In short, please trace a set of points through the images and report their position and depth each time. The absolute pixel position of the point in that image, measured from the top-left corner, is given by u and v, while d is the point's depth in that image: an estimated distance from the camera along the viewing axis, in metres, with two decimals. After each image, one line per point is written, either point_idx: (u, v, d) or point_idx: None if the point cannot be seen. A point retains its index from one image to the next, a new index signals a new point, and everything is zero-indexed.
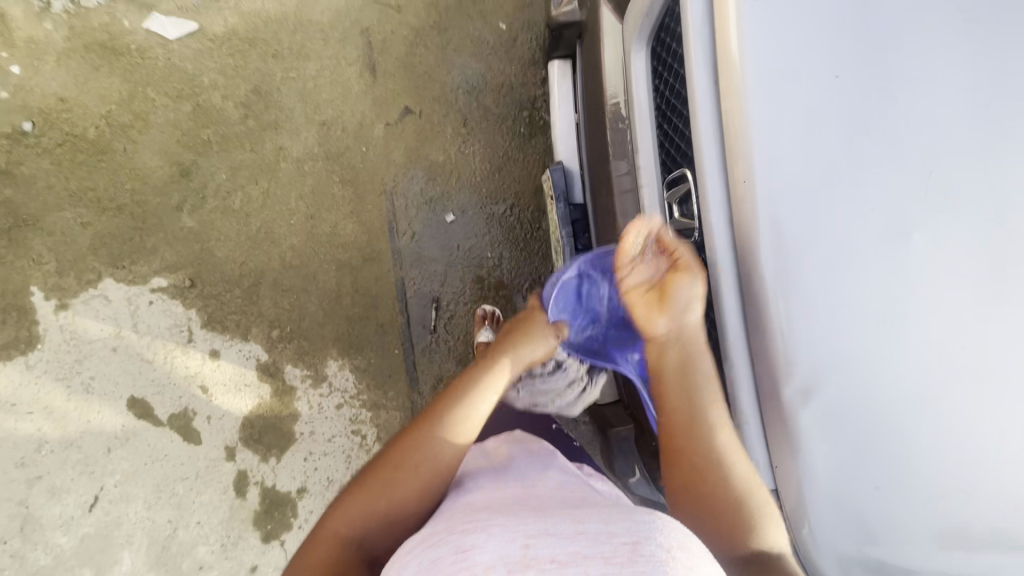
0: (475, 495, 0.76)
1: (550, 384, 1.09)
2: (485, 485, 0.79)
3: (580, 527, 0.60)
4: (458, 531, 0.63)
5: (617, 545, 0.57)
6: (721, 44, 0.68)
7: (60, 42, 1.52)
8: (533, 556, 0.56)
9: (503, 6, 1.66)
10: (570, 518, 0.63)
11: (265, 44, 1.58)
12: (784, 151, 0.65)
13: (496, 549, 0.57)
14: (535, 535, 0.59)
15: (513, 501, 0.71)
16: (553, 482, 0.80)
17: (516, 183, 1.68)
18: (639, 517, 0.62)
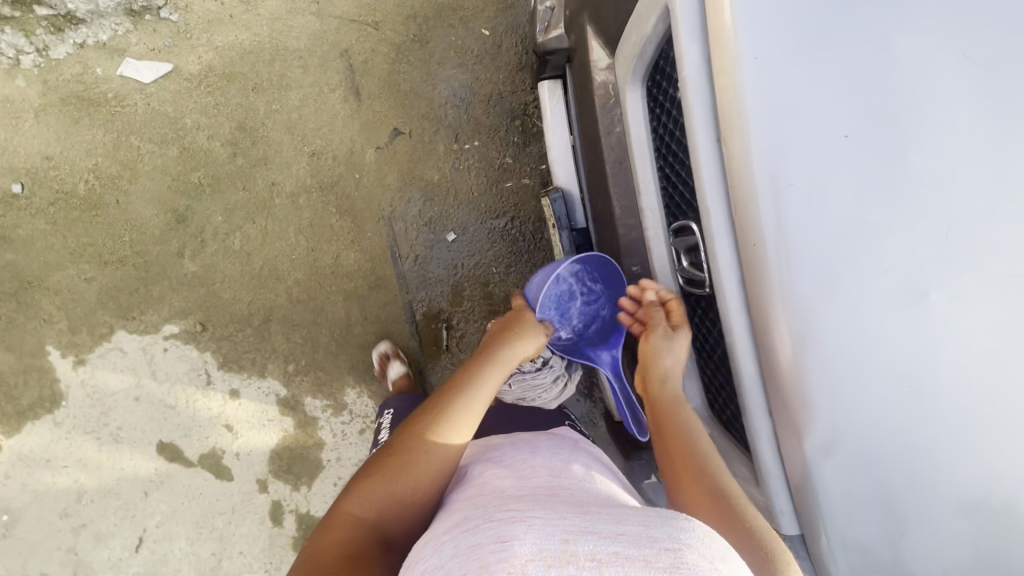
0: (504, 481, 0.77)
1: (538, 380, 1.17)
2: (512, 472, 0.80)
3: (622, 528, 0.60)
4: (492, 518, 0.63)
5: (659, 550, 0.57)
6: (722, 102, 0.65)
7: (36, 98, 1.48)
8: (573, 553, 0.56)
9: (484, 10, 1.58)
10: (607, 518, 0.63)
11: (244, 78, 1.53)
12: (796, 213, 0.63)
13: (535, 542, 0.57)
14: (574, 532, 0.59)
15: (543, 494, 0.71)
16: (580, 480, 0.81)
17: (515, 194, 1.62)
18: (676, 522, 0.62)
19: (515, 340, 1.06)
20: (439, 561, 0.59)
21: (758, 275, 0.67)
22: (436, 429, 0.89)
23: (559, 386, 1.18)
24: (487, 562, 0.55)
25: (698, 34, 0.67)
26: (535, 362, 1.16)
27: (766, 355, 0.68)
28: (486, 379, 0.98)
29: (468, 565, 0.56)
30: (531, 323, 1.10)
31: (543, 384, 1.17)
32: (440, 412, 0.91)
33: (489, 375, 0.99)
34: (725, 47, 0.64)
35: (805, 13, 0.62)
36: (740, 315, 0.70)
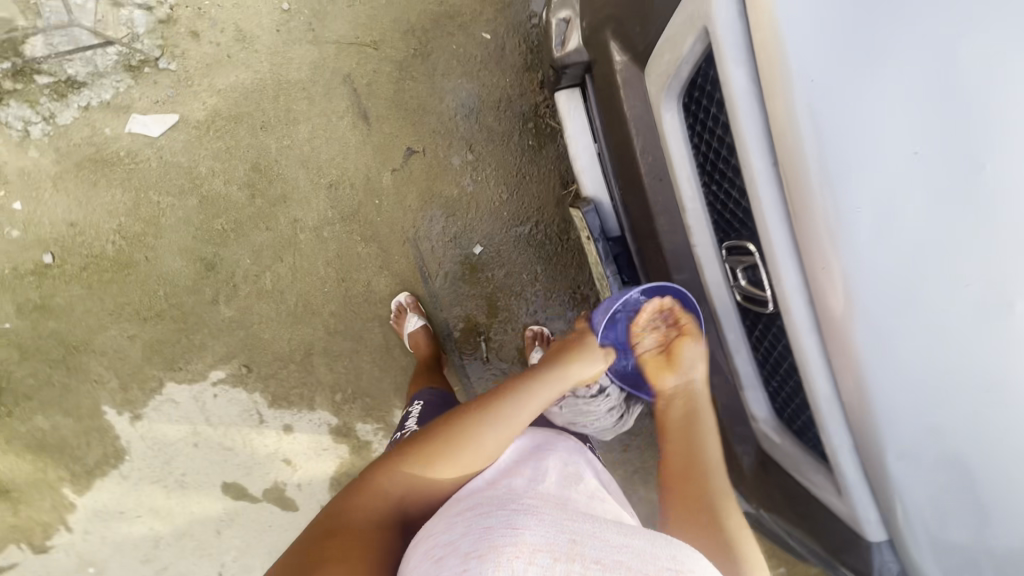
0: (521, 476, 0.82)
1: (591, 407, 1.11)
2: (529, 464, 0.87)
3: (629, 540, 0.67)
4: (506, 508, 0.71)
5: (658, 565, 0.64)
6: (779, 126, 0.63)
7: (51, 167, 1.48)
8: (580, 551, 0.64)
9: (481, 13, 1.53)
10: (616, 529, 0.70)
11: (252, 118, 1.51)
12: (869, 235, 0.62)
13: (543, 535, 0.65)
14: (581, 534, 0.67)
15: (555, 493, 0.78)
16: (591, 486, 0.88)
17: (537, 199, 1.60)
18: (676, 546, 0.69)
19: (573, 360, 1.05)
20: (449, 538, 0.68)
21: (829, 298, 0.65)
22: (476, 428, 0.91)
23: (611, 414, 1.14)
24: (497, 544, 0.63)
25: (743, 56, 0.64)
26: (591, 389, 1.11)
27: (842, 374, 0.68)
28: (535, 390, 0.99)
29: (477, 544, 0.64)
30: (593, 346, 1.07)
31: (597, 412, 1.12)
32: (483, 411, 0.93)
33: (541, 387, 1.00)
34: (778, 69, 0.61)
35: (860, 28, 0.60)
36: (811, 337, 0.69)
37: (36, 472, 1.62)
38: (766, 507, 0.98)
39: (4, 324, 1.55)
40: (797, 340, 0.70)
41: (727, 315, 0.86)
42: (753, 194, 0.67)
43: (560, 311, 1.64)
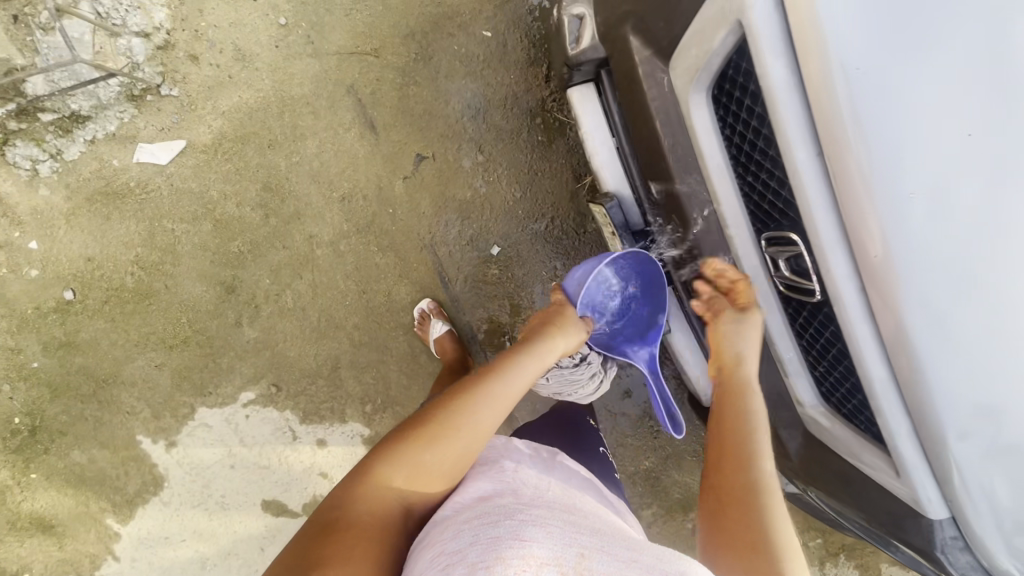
0: (522, 485, 0.80)
1: (575, 376, 1.28)
2: (528, 473, 0.85)
3: (636, 556, 0.68)
4: (514, 517, 0.69)
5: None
6: (825, 116, 0.62)
7: (63, 203, 1.47)
8: (587, 567, 0.64)
9: (481, 11, 1.51)
10: (622, 545, 0.70)
11: (259, 137, 1.50)
12: (923, 220, 0.62)
13: (550, 548, 0.64)
14: (588, 550, 0.66)
15: (557, 504, 0.77)
16: (589, 501, 0.86)
17: (550, 195, 1.59)
18: (681, 564, 0.69)
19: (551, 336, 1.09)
20: (456, 545, 0.65)
21: (884, 285, 0.65)
22: (470, 405, 0.89)
23: (592, 380, 1.30)
24: (504, 555, 0.61)
25: (782, 48, 0.63)
26: (574, 358, 1.28)
27: (898, 359, 0.68)
28: (520, 364, 1.00)
29: (485, 554, 0.62)
30: (571, 321, 1.15)
31: (580, 381, 1.29)
32: (479, 388, 0.92)
33: (523, 362, 1.01)
34: (822, 57, 0.60)
35: (906, 13, 0.60)
36: (863, 324, 0.69)
37: (78, 506, 1.64)
38: (814, 489, 0.99)
39: (33, 364, 1.55)
40: (849, 328, 0.70)
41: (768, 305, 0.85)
42: (798, 186, 0.66)
43: None
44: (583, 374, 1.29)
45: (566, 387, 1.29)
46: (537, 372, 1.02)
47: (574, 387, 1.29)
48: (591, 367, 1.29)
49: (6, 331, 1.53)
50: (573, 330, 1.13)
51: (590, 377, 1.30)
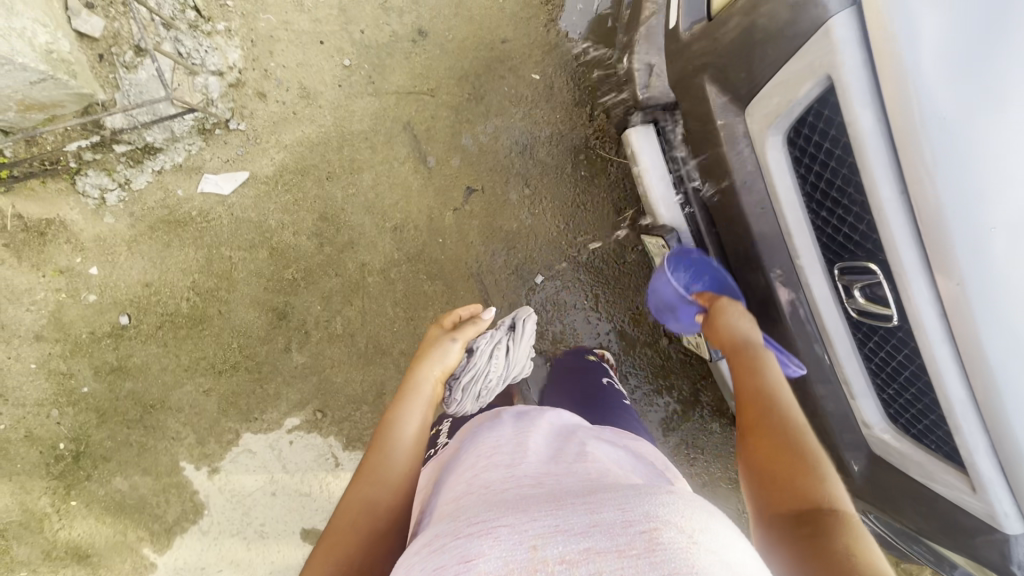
0: (492, 472, 0.67)
1: (472, 370, 1.12)
2: (497, 458, 0.70)
3: (590, 516, 0.52)
4: (458, 533, 0.53)
5: (631, 536, 0.48)
6: (907, 157, 0.69)
7: (126, 230, 1.52)
8: (542, 558, 0.48)
9: (530, 56, 1.62)
10: (581, 508, 0.54)
11: (317, 169, 1.57)
12: (1004, 253, 0.68)
13: (501, 554, 0.49)
14: (544, 536, 0.50)
15: (526, 484, 0.63)
16: (565, 463, 0.68)
17: (593, 227, 1.66)
18: (649, 498, 0.54)
19: (425, 359, 1.02)
20: None
21: (963, 309, 0.70)
22: (363, 487, 0.82)
23: (493, 362, 1.12)
24: None
25: (869, 99, 0.70)
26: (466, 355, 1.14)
27: (976, 380, 0.73)
28: (401, 414, 0.92)
29: None
30: (433, 340, 1.06)
31: (480, 372, 1.12)
32: (369, 459, 0.86)
33: (407, 404, 0.94)
34: (905, 106, 0.68)
35: (988, 68, 0.66)
36: (943, 346, 0.74)
37: (116, 535, 1.61)
38: (880, 509, 1.01)
39: (82, 389, 1.56)
40: (926, 345, 0.75)
41: (839, 332, 0.90)
42: (882, 223, 0.73)
43: (624, 330, 1.70)
44: (480, 359, 1.12)
45: (473, 388, 1.11)
46: (423, 410, 0.94)
47: (484, 376, 1.12)
48: (486, 349, 1.13)
49: (59, 355, 1.54)
50: (440, 347, 1.04)
51: (489, 362, 1.13)
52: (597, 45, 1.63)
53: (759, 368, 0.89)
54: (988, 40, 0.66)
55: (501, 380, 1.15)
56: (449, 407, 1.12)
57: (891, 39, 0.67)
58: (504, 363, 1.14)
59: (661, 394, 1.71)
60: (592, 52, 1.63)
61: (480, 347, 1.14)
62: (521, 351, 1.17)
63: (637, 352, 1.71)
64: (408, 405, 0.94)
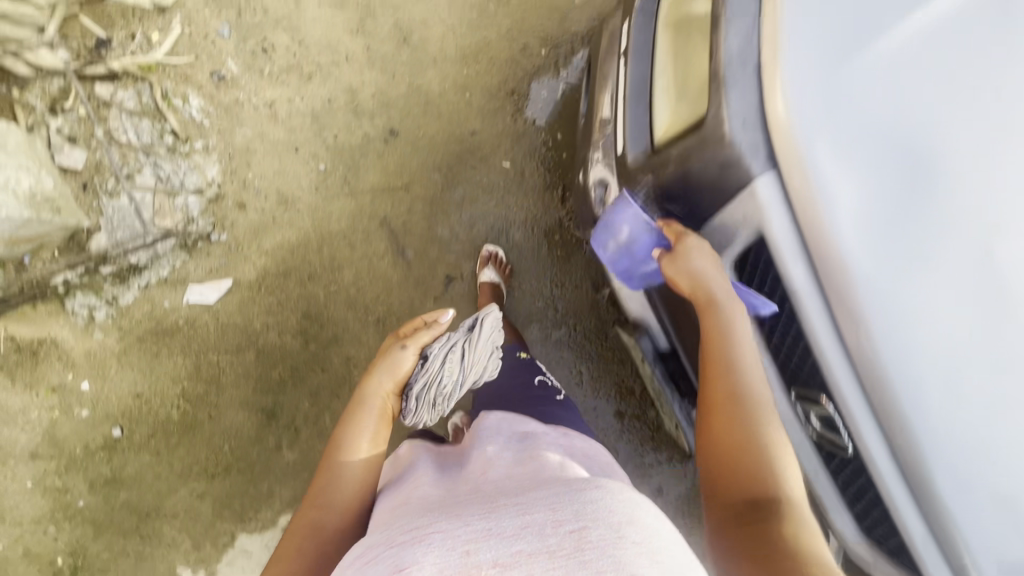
0: (434, 493, 0.76)
1: (426, 378, 1.01)
2: (440, 484, 0.78)
3: (525, 518, 0.59)
4: (394, 543, 0.60)
5: (561, 537, 0.55)
6: (840, 309, 0.71)
7: (115, 344, 1.55)
8: (475, 562, 0.55)
9: (500, 145, 1.67)
10: (515, 511, 0.60)
11: (300, 270, 1.61)
12: (944, 406, 0.70)
13: (434, 562, 0.55)
14: (477, 540, 0.57)
15: (462, 496, 0.71)
16: (504, 472, 0.76)
17: (572, 304, 1.69)
18: (581, 497, 0.60)
19: (376, 370, 0.99)
20: None
21: (910, 453, 0.72)
22: (314, 505, 0.83)
23: (448, 368, 1.03)
24: None
25: (800, 257, 0.73)
26: (421, 363, 1.03)
27: (935, 521, 0.73)
28: (351, 428, 0.91)
29: None
30: (387, 347, 1.02)
31: (435, 379, 1.02)
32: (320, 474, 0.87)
33: (359, 418, 0.93)
34: (833, 264, 0.70)
35: (907, 226, 0.69)
36: (898, 485, 0.74)
37: None
38: None
39: (78, 502, 1.58)
40: (883, 483, 0.76)
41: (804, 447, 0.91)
42: (828, 369, 0.75)
43: (610, 402, 1.71)
44: (434, 366, 1.02)
45: (428, 398, 1.01)
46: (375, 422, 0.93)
47: (439, 382, 1.02)
48: (441, 354, 1.04)
49: (54, 471, 1.56)
50: (392, 355, 1.00)
51: (443, 367, 1.03)
52: (564, 131, 1.69)
53: (726, 325, 0.80)
54: (913, 204, 0.69)
55: (461, 383, 1.07)
56: (406, 419, 1.03)
57: (814, 203, 0.70)
58: (460, 367, 1.06)
59: (653, 465, 1.71)
60: (560, 138, 1.68)
61: (434, 351, 1.04)
62: (479, 352, 1.09)
63: (626, 424, 1.71)
64: (361, 421, 0.92)
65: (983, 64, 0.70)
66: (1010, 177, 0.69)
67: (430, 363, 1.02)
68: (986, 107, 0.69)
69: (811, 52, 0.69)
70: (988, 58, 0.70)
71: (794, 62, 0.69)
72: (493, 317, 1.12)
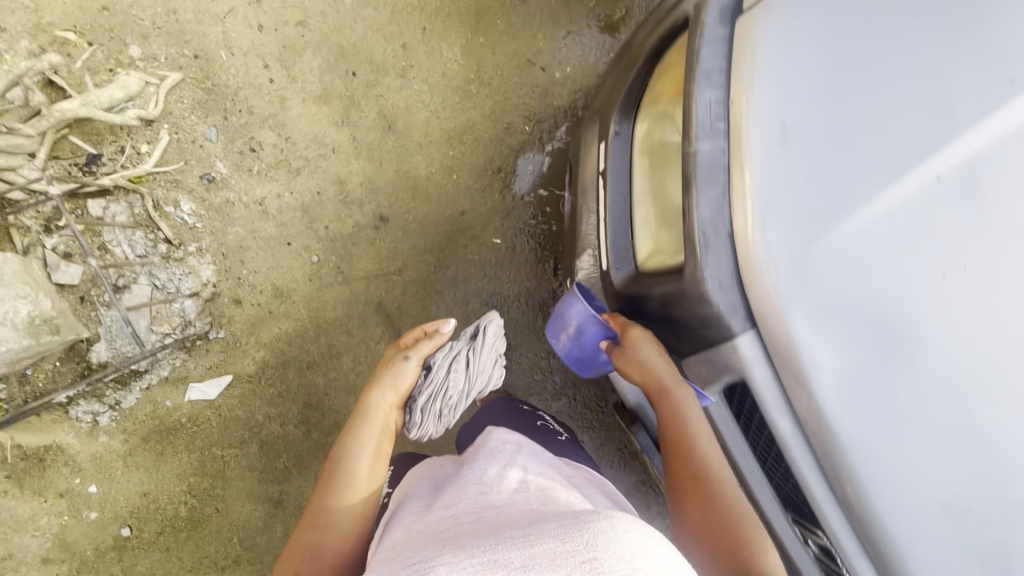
0: (433, 518, 0.71)
1: (429, 388, 1.03)
2: (439, 510, 0.74)
3: (534, 548, 0.57)
4: None
5: (572, 568, 0.54)
6: (827, 461, 0.73)
7: (120, 446, 1.57)
8: None
9: (489, 222, 1.68)
10: (523, 540, 0.58)
11: (298, 360, 1.61)
12: (941, 559, 0.69)
13: None
14: (484, 571, 0.55)
15: (465, 522, 0.67)
16: (508, 492, 0.74)
17: (570, 373, 1.70)
18: (590, 526, 0.59)
19: (378, 385, 1.03)
20: None
21: None
22: (314, 525, 0.90)
23: (451, 376, 1.04)
24: None
25: (785, 409, 0.74)
26: (424, 373, 1.07)
27: None
28: (351, 448, 0.96)
29: None
30: (388, 361, 1.07)
31: (438, 389, 1.03)
32: (322, 491, 0.93)
33: (359, 437, 0.97)
34: (817, 421, 0.72)
35: (889, 383, 0.69)
36: None
37: None
38: None
39: None
40: None
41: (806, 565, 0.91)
42: (823, 518, 0.76)
43: (616, 470, 1.70)
44: (436, 376, 1.04)
45: (432, 409, 1.03)
46: (376, 439, 0.98)
47: (442, 391, 1.03)
48: (443, 363, 1.06)
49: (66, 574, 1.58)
50: (393, 369, 1.04)
51: (447, 375, 1.04)
52: (553, 204, 1.70)
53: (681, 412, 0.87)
54: (895, 369, 0.69)
55: (466, 394, 1.06)
56: (410, 433, 1.05)
57: (792, 364, 0.71)
58: (465, 375, 1.05)
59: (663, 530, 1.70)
60: (549, 212, 1.70)
61: (436, 361, 1.06)
62: (485, 360, 1.08)
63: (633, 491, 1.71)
64: (360, 440, 0.97)
65: (974, 221, 0.67)
66: (999, 339, 0.67)
67: (434, 373, 1.04)
68: (973, 268, 0.67)
69: (783, 221, 0.70)
70: (978, 208, 0.67)
71: (767, 232, 0.70)
72: (495, 325, 1.10)
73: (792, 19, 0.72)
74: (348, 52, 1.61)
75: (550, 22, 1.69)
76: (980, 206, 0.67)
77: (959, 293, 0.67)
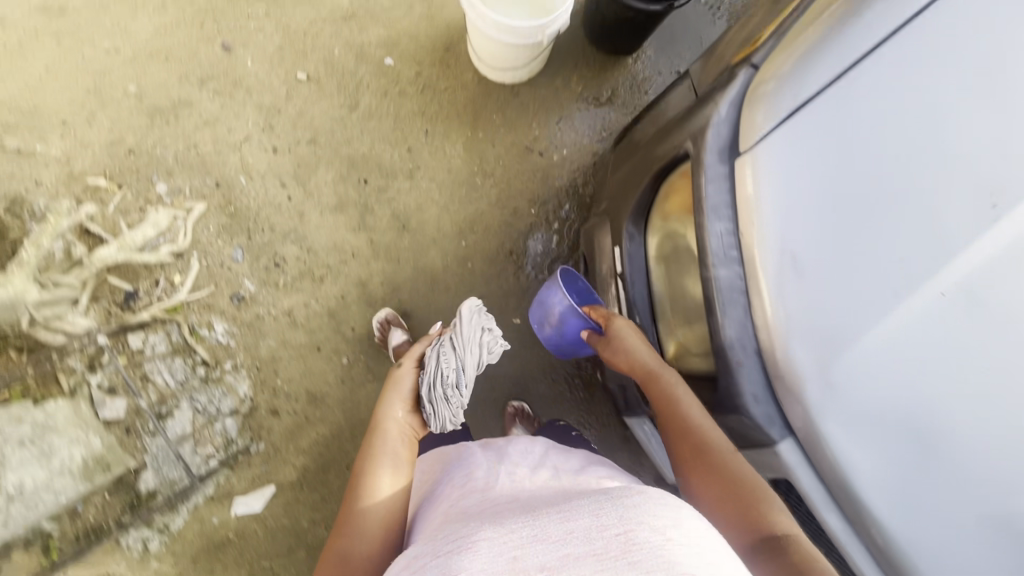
0: (469, 499, 0.77)
1: (431, 374, 1.11)
2: (472, 491, 0.80)
3: (568, 526, 0.59)
4: (440, 553, 0.61)
5: (606, 538, 0.56)
6: (881, 556, 0.77)
7: (169, 569, 1.53)
8: (520, 569, 0.55)
9: (508, 304, 1.74)
10: (558, 518, 0.61)
11: (337, 460, 1.63)
12: None
13: (483, 566, 0.56)
14: (525, 545, 0.58)
15: (500, 502, 0.73)
16: (540, 488, 0.78)
17: (604, 442, 1.72)
18: (623, 501, 0.62)
19: (386, 397, 1.07)
20: None
21: None
22: (347, 529, 0.86)
23: (442, 357, 1.14)
24: None
25: (832, 507, 0.80)
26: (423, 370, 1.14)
27: None
28: (372, 449, 0.96)
29: None
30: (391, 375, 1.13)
31: (437, 373, 1.11)
32: (348, 496, 0.90)
33: (379, 441, 0.97)
34: (864, 518, 0.77)
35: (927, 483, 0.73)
36: None
37: None
38: None
39: None
40: None
41: None
42: None
43: None
44: (432, 362, 1.13)
45: (438, 393, 1.08)
46: (396, 440, 0.99)
47: (441, 371, 1.12)
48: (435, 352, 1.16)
49: None
50: (397, 378, 1.11)
51: (439, 360, 1.14)
52: None
53: (672, 392, 0.92)
54: (930, 469, 0.72)
55: (461, 368, 1.16)
56: (432, 427, 1.07)
57: (831, 467, 0.78)
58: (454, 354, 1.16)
59: None
60: None
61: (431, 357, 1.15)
62: (467, 338, 1.20)
63: None
64: (380, 441, 0.97)
65: (987, 330, 0.70)
66: None
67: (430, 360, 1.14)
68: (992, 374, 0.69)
69: (804, 340, 0.78)
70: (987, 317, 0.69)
71: (793, 350, 0.79)
72: (469, 305, 1.26)
73: (787, 161, 0.83)
74: (357, 162, 1.71)
75: (543, 111, 1.80)
76: (993, 314, 0.69)
77: (985, 395, 0.70)
